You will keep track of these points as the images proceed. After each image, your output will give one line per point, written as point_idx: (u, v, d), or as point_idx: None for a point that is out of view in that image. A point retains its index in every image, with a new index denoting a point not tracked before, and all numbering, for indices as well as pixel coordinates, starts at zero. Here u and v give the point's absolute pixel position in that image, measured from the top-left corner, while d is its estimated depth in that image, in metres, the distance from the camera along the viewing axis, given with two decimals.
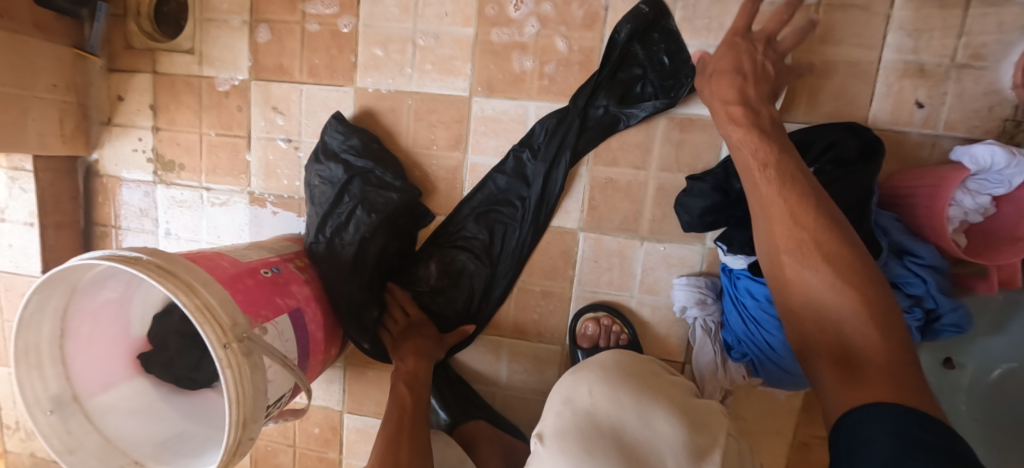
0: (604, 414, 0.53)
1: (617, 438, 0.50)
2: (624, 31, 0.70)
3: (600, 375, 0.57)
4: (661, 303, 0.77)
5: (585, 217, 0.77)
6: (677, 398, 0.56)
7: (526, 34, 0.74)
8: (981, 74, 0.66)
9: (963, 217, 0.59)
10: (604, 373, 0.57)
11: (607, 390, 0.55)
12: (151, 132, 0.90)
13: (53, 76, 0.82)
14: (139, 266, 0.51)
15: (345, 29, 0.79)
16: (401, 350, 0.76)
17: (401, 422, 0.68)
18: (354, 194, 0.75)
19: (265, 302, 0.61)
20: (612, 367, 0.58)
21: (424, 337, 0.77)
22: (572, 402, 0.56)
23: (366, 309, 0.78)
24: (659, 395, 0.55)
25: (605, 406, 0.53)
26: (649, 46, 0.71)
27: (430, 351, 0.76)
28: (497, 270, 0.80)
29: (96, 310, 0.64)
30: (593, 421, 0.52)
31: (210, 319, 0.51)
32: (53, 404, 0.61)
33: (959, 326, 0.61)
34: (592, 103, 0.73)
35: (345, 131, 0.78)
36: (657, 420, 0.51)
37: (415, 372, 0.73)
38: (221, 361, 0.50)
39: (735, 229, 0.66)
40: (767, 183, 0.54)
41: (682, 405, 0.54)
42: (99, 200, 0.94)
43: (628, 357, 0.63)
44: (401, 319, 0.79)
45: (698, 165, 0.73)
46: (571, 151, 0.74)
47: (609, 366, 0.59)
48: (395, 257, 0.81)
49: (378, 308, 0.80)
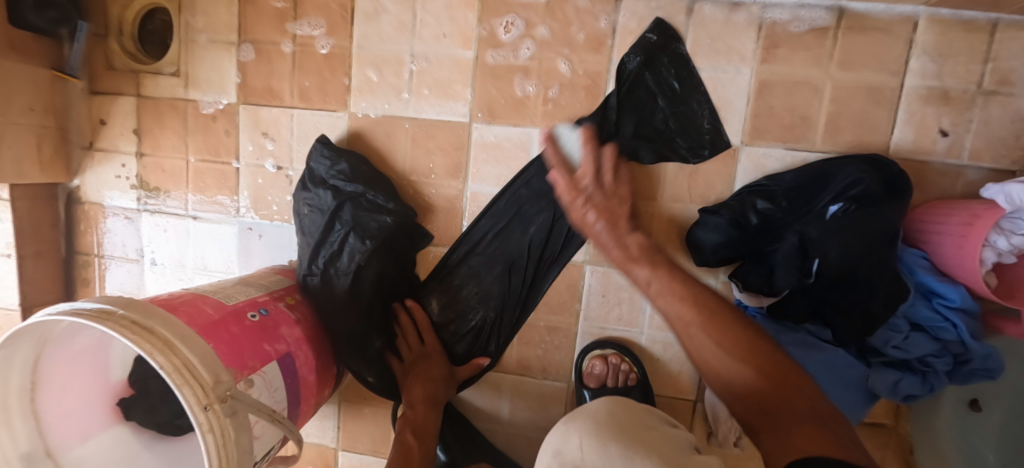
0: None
1: None
2: (636, 58, 0.67)
3: (589, 427, 0.49)
4: (672, 339, 0.74)
5: (593, 249, 0.73)
6: (669, 449, 0.47)
7: (522, 56, 0.70)
8: (1008, 100, 0.63)
9: (996, 259, 0.55)
10: (595, 423, 0.49)
11: (597, 443, 0.47)
12: (135, 158, 0.85)
13: (29, 100, 0.78)
14: (112, 322, 0.46)
15: (323, 51, 0.75)
16: (409, 381, 0.72)
17: None
18: (346, 221, 0.71)
19: (252, 351, 0.57)
20: (605, 416, 0.50)
21: (431, 378, 0.72)
22: (559, 455, 0.49)
23: (366, 341, 0.74)
24: (655, 448, 0.46)
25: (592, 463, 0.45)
26: (664, 72, 0.67)
27: (439, 391, 0.72)
28: (509, 299, 0.75)
29: (72, 359, 0.60)
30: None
31: (190, 379, 0.47)
32: (24, 463, 0.57)
33: (991, 371, 0.58)
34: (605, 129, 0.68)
35: (332, 154, 0.72)
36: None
37: (428, 404, 0.70)
38: (203, 426, 0.46)
39: (752, 263, 0.64)
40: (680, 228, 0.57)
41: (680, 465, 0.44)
42: (81, 227, 0.90)
43: (626, 408, 0.53)
44: (408, 349, 0.75)
45: (711, 195, 0.69)
46: None
47: (601, 413, 0.51)
48: (397, 283, 0.76)
49: (382, 338, 0.76)
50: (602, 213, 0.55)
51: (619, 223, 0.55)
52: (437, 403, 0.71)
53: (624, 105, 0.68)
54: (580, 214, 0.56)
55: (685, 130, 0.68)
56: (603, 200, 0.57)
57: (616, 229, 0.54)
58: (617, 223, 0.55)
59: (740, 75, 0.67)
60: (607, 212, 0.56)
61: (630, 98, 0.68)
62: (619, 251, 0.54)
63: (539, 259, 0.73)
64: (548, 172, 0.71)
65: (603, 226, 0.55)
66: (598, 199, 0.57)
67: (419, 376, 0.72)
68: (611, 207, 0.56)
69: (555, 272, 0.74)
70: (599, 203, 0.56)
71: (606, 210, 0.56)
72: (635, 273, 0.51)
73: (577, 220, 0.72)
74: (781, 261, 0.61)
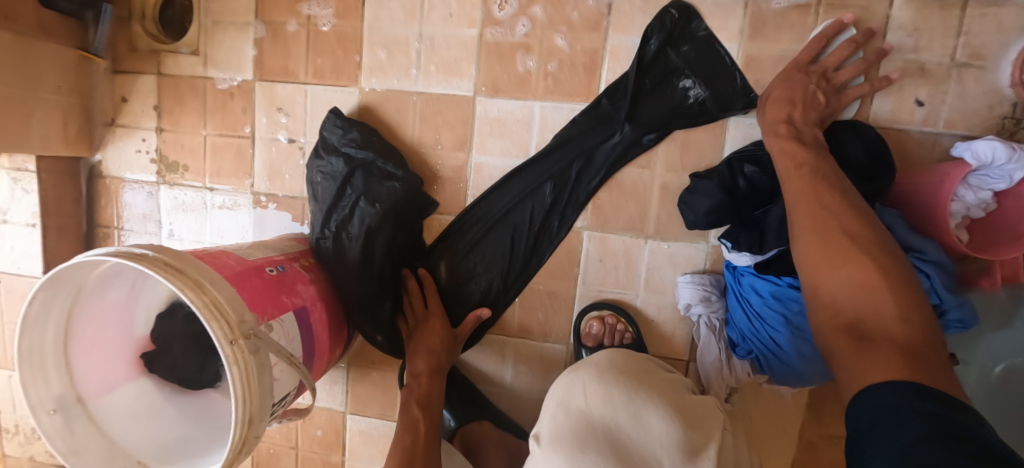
0: (598, 415, 0.56)
1: (611, 437, 0.53)
2: (655, 40, 0.70)
3: (594, 374, 0.60)
4: (666, 302, 0.77)
5: (591, 216, 0.77)
6: (669, 394, 0.59)
7: (519, 34, 0.74)
8: (979, 73, 0.68)
9: (965, 213, 0.60)
10: (599, 372, 0.60)
11: (601, 391, 0.58)
12: (155, 133, 0.90)
13: (57, 78, 0.82)
14: (147, 262, 0.51)
15: (324, 28, 0.80)
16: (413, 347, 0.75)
17: (414, 450, 0.66)
18: (357, 187, 0.74)
19: (272, 301, 0.61)
20: (607, 365, 0.61)
21: (435, 345, 0.75)
22: (566, 405, 0.58)
23: (377, 303, 0.78)
24: (654, 392, 0.58)
25: (599, 406, 0.56)
26: (672, 56, 0.71)
27: (442, 358, 0.75)
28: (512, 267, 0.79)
29: (102, 313, 0.63)
30: (588, 421, 0.55)
31: (217, 315, 0.51)
32: (57, 405, 0.60)
33: (965, 321, 0.61)
34: (605, 105, 0.73)
35: (344, 125, 0.77)
36: (650, 419, 0.54)
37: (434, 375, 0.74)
38: (229, 358, 0.50)
39: (741, 228, 0.66)
40: (808, 167, 0.59)
41: (675, 401, 0.58)
42: (101, 201, 0.94)
43: (625, 354, 0.65)
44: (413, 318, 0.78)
45: (702, 164, 0.73)
46: (582, 153, 0.74)
47: (606, 364, 0.62)
48: (406, 249, 0.79)
49: (391, 301, 0.80)
50: (790, 133, 0.62)
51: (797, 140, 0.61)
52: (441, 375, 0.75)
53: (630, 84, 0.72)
54: (772, 129, 0.64)
55: (672, 101, 0.71)
56: (806, 115, 0.63)
57: (817, 153, 0.60)
58: (809, 144, 0.61)
59: (729, 50, 0.71)
60: (788, 138, 0.62)
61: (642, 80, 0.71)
62: (793, 169, 0.59)
63: (540, 230, 0.77)
64: (553, 143, 0.75)
65: (798, 145, 0.61)
66: (812, 117, 0.63)
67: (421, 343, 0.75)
68: (798, 125, 0.63)
69: (556, 243, 0.78)
70: (801, 117, 0.63)
71: (787, 129, 0.62)
72: (790, 174, 0.60)
73: (577, 188, 0.75)
74: (773, 223, 0.64)
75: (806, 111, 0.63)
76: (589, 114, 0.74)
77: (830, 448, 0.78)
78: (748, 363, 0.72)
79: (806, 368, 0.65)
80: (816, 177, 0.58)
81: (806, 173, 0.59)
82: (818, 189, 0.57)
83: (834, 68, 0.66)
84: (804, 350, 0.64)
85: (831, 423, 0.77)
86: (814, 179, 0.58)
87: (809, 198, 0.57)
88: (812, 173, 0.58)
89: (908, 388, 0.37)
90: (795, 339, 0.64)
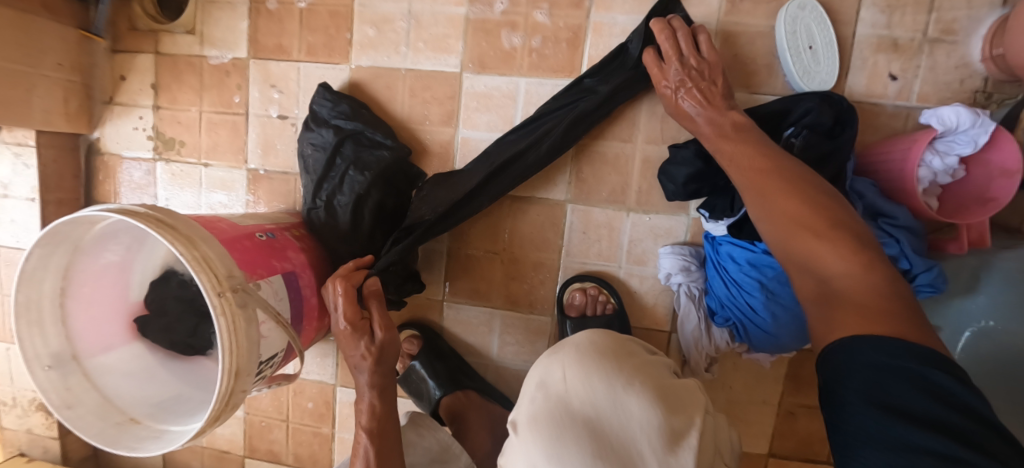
0: (578, 405, 0.45)
1: (590, 427, 0.44)
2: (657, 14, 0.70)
3: (573, 357, 0.49)
4: (648, 273, 0.79)
5: (574, 190, 0.79)
6: (655, 377, 0.48)
7: (498, 11, 0.77)
8: (951, 47, 0.70)
9: (932, 179, 0.62)
10: (579, 355, 0.49)
11: (581, 374, 0.47)
12: (153, 111, 0.92)
13: (59, 55, 0.84)
14: (140, 217, 0.53)
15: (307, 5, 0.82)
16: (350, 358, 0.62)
17: None
18: (346, 156, 0.76)
19: (261, 262, 0.63)
20: (588, 347, 0.50)
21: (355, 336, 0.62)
22: (545, 387, 0.48)
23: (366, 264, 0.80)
24: (639, 375, 0.47)
25: (578, 393, 0.46)
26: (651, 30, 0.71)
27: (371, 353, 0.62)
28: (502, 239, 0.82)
29: (97, 274, 0.65)
30: (566, 410, 0.45)
31: (206, 268, 0.53)
32: (52, 360, 0.62)
33: (934, 286, 0.61)
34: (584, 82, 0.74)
35: (333, 98, 0.79)
36: (632, 406, 0.44)
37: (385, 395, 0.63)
38: (216, 308, 0.52)
39: (718, 196, 0.69)
40: (752, 159, 0.57)
41: (662, 385, 0.47)
42: (100, 177, 0.96)
43: (608, 334, 0.54)
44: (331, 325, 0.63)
45: (683, 137, 0.75)
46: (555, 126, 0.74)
47: (586, 345, 0.50)
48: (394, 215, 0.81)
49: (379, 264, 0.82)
50: (714, 132, 0.62)
51: (733, 132, 0.61)
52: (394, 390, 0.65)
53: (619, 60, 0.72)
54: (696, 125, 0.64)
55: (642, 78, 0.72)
56: (714, 111, 0.63)
57: (743, 141, 0.60)
58: (746, 131, 0.60)
59: (707, 26, 0.73)
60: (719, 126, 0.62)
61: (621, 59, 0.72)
62: (727, 160, 0.60)
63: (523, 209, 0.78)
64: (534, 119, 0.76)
65: (731, 134, 0.60)
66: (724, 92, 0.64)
67: (356, 356, 0.62)
68: (722, 115, 0.62)
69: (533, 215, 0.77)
70: (715, 113, 0.62)
71: (713, 131, 0.62)
72: (736, 176, 0.59)
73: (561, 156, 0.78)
74: None
75: (711, 108, 0.63)
76: (570, 88, 0.75)
77: (808, 418, 0.80)
78: (726, 331, 0.74)
79: (781, 332, 0.67)
80: (755, 165, 0.57)
81: (751, 166, 0.57)
82: (755, 177, 0.56)
83: (695, 51, 0.65)
84: (777, 313, 0.65)
85: (810, 393, 0.79)
86: (756, 172, 0.57)
87: (762, 193, 0.55)
88: (755, 170, 0.57)
89: (888, 344, 0.35)
90: (770, 303, 0.65)
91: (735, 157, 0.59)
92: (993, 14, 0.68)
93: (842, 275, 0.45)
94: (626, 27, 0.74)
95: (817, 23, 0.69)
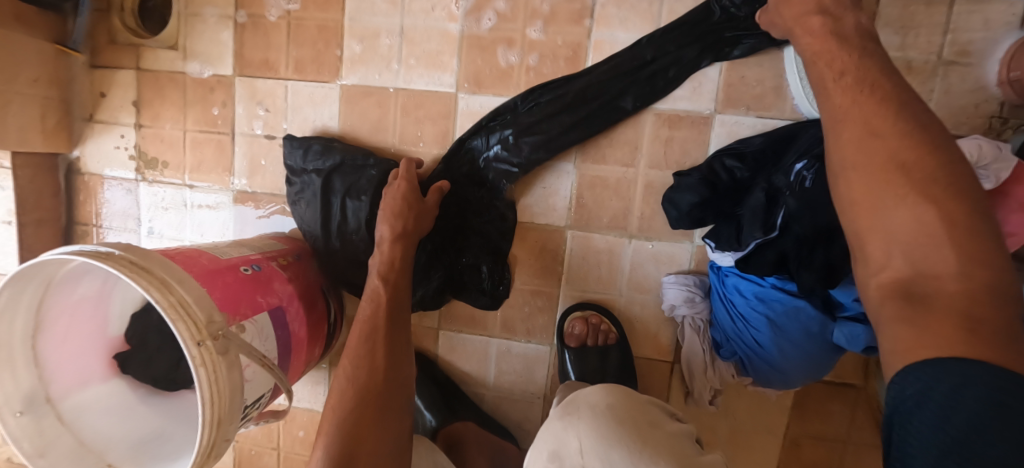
0: None
1: None
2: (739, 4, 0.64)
3: (591, 424, 0.48)
4: (650, 301, 0.77)
5: (574, 216, 0.76)
6: (679, 452, 0.46)
7: (485, 27, 0.74)
8: (966, 70, 0.67)
9: None
10: (596, 422, 0.48)
11: (598, 445, 0.46)
12: (134, 129, 0.88)
13: (34, 71, 0.80)
14: (112, 261, 0.49)
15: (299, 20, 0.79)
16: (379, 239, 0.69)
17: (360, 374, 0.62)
18: (338, 191, 0.74)
19: (245, 300, 0.59)
20: (606, 412, 0.49)
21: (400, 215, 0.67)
22: (560, 457, 0.47)
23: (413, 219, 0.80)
24: (660, 451, 0.45)
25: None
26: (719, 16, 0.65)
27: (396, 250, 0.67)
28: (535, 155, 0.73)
29: (72, 309, 0.61)
30: None
31: (184, 315, 0.50)
32: (24, 405, 0.58)
33: None
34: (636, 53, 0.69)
35: (301, 144, 0.76)
36: None
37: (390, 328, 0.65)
38: (195, 359, 0.49)
39: (723, 223, 0.64)
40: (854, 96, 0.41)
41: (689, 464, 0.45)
42: (81, 198, 0.92)
43: (625, 393, 0.52)
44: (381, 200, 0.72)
45: (688, 162, 0.72)
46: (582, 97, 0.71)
47: (602, 410, 0.49)
48: None
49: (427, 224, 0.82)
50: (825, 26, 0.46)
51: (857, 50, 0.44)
52: (399, 325, 0.66)
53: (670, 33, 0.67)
54: (801, 25, 0.48)
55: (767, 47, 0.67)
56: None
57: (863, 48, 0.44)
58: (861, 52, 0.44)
59: None
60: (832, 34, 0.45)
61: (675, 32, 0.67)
62: (833, 80, 0.43)
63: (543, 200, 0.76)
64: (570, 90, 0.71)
65: (839, 41, 0.44)
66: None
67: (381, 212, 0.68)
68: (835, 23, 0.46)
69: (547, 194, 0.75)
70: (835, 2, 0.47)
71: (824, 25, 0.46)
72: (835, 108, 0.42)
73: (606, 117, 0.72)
74: (747, 216, 0.60)
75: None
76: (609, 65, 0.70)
77: (815, 448, 0.78)
78: (732, 364, 0.71)
79: (789, 367, 0.64)
80: (853, 110, 0.40)
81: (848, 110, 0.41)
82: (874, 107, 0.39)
83: None
84: (785, 348, 0.63)
85: (817, 423, 0.77)
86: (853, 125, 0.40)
87: (851, 147, 0.39)
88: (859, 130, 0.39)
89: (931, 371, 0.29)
90: (778, 339, 0.63)
91: (863, 77, 0.41)
92: (1010, 37, 0.65)
93: (943, 275, 0.32)
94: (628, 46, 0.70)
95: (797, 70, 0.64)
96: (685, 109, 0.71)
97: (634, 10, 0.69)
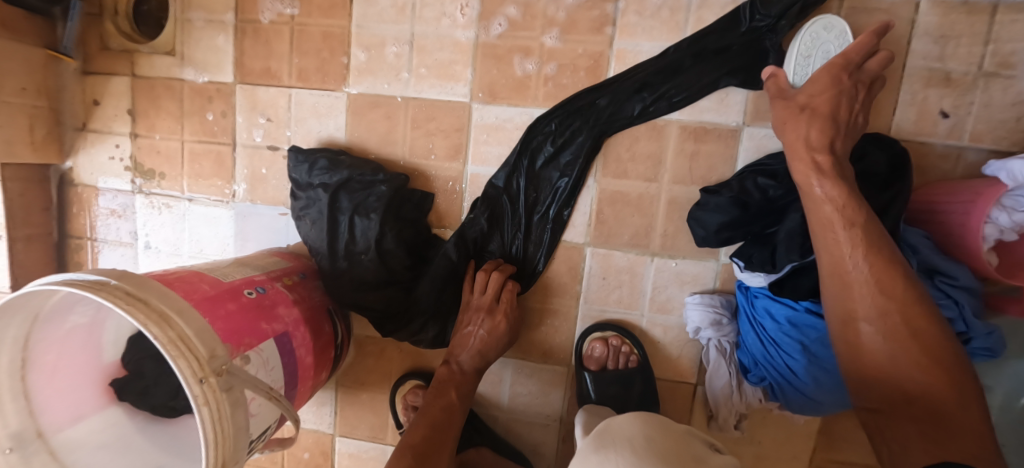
0: None
1: None
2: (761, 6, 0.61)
3: (629, 456, 0.41)
4: (672, 322, 0.73)
5: (594, 232, 0.72)
6: None
7: (494, 33, 0.70)
8: (1008, 82, 0.62)
9: (997, 236, 0.56)
10: (635, 453, 0.41)
11: None
12: (130, 139, 0.84)
13: (22, 79, 0.76)
14: (105, 292, 0.46)
15: (303, 27, 0.75)
16: (452, 353, 0.70)
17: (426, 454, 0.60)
18: (344, 208, 0.70)
19: (248, 328, 0.56)
20: (645, 446, 0.42)
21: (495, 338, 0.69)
22: None
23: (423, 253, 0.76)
24: None
25: None
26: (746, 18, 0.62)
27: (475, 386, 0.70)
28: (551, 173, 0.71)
29: (62, 338, 0.57)
30: None
31: (184, 351, 0.46)
32: (12, 442, 0.54)
33: (990, 349, 0.60)
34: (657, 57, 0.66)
35: (305, 158, 0.73)
36: None
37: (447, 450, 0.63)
38: (197, 399, 0.45)
39: (753, 245, 0.62)
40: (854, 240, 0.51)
41: None
42: (74, 210, 0.88)
43: (662, 425, 0.47)
44: (469, 303, 0.71)
45: (713, 177, 0.68)
46: (596, 109, 0.68)
47: (641, 443, 0.43)
48: (420, 245, 0.76)
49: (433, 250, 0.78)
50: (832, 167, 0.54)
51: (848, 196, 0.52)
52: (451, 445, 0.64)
53: (697, 43, 0.64)
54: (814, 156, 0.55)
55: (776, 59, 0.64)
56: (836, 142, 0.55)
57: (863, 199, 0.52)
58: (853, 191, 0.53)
59: None
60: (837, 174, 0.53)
61: (699, 36, 0.64)
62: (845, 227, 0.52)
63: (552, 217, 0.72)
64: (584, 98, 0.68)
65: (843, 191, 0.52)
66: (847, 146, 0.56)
67: (474, 334, 0.69)
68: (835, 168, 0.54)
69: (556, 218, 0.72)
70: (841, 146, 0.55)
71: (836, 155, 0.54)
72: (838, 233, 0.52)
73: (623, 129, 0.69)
74: (783, 239, 0.59)
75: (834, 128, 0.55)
76: (632, 72, 0.67)
77: None
78: (759, 389, 0.69)
79: (823, 397, 0.61)
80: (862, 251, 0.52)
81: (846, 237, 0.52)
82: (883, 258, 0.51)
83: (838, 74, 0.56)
84: (820, 377, 0.60)
85: (845, 449, 0.74)
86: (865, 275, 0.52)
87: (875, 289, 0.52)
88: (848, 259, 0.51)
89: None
90: (812, 367, 0.60)
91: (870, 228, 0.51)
92: None
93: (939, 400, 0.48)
94: (652, 55, 0.67)
95: (806, 36, 0.60)
96: (711, 121, 0.67)
97: (659, 18, 0.66)
